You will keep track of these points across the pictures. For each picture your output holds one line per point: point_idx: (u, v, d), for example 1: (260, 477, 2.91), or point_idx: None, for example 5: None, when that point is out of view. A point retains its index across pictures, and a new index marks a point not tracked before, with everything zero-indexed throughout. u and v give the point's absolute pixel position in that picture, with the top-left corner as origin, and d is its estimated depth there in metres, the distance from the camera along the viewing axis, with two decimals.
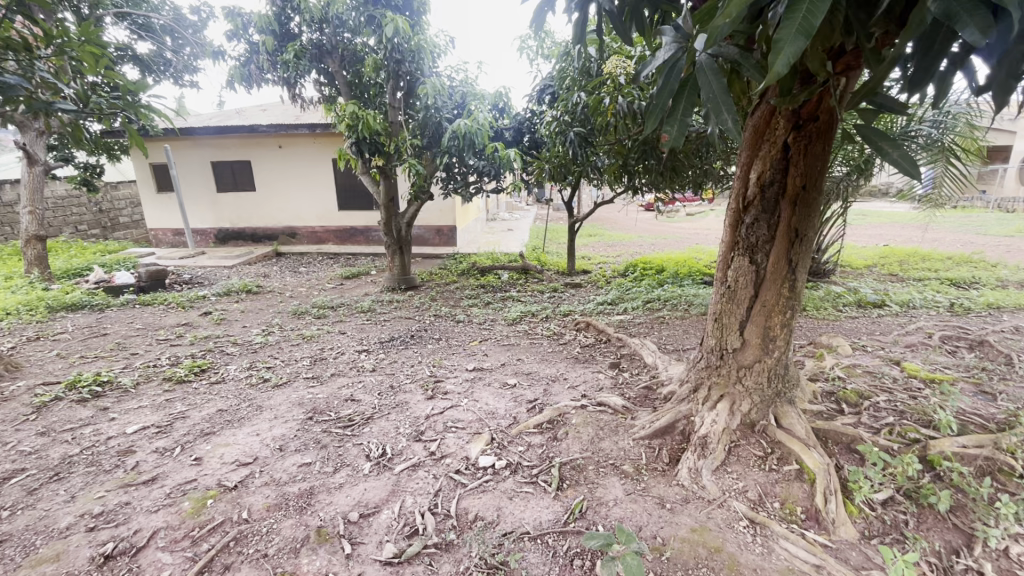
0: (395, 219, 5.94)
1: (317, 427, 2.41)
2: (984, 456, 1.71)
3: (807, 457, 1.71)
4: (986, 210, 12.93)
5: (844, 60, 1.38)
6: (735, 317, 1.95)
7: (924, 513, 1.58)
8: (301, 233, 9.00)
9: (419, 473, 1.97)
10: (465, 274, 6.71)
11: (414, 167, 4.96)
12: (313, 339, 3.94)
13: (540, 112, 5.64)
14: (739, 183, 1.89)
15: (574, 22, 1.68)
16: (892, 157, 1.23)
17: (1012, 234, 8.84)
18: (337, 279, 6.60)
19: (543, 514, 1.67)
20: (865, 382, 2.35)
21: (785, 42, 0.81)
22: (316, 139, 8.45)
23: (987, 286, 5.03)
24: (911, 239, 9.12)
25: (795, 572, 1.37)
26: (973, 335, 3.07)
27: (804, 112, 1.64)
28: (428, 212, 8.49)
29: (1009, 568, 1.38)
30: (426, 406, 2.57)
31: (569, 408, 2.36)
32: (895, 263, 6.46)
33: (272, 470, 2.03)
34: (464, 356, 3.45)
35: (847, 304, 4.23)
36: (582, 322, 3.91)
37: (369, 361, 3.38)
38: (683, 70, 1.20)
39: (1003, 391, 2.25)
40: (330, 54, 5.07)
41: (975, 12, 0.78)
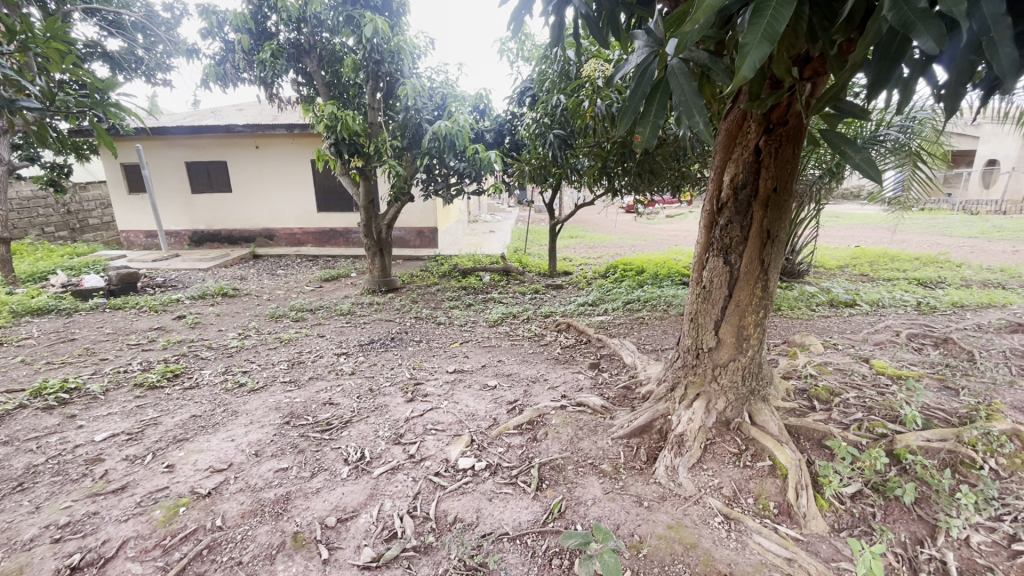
0: (375, 220, 5.88)
1: (295, 431, 2.37)
2: (947, 449, 1.79)
3: (780, 452, 1.75)
4: (950, 211, 13.50)
5: (811, 66, 1.43)
6: (710, 316, 1.99)
7: (890, 506, 1.63)
8: (279, 234, 8.87)
9: (398, 476, 1.96)
10: (447, 276, 6.70)
11: (394, 168, 4.93)
12: (292, 343, 3.88)
13: (520, 114, 5.66)
14: (713, 185, 1.93)
15: (552, 26, 1.70)
16: (856, 161, 1.27)
17: (975, 235, 9.19)
18: (316, 281, 6.52)
19: (522, 515, 1.68)
20: (836, 380, 2.41)
21: (751, 47, 0.83)
22: (294, 140, 8.32)
23: (952, 285, 5.22)
24: (880, 241, 9.41)
25: (768, 565, 1.39)
26: (938, 333, 3.17)
27: (774, 116, 1.68)
28: (409, 213, 8.45)
29: (970, 557, 1.45)
30: (406, 409, 2.55)
31: (549, 408, 2.38)
32: (866, 263, 6.64)
33: (247, 476, 2.00)
34: (445, 357, 3.44)
35: (820, 304, 4.34)
36: (563, 322, 3.95)
37: (348, 364, 3.34)
38: (655, 75, 1.22)
39: (966, 386, 2.35)
40: (308, 54, 5.03)
41: (929, 21, 0.79)
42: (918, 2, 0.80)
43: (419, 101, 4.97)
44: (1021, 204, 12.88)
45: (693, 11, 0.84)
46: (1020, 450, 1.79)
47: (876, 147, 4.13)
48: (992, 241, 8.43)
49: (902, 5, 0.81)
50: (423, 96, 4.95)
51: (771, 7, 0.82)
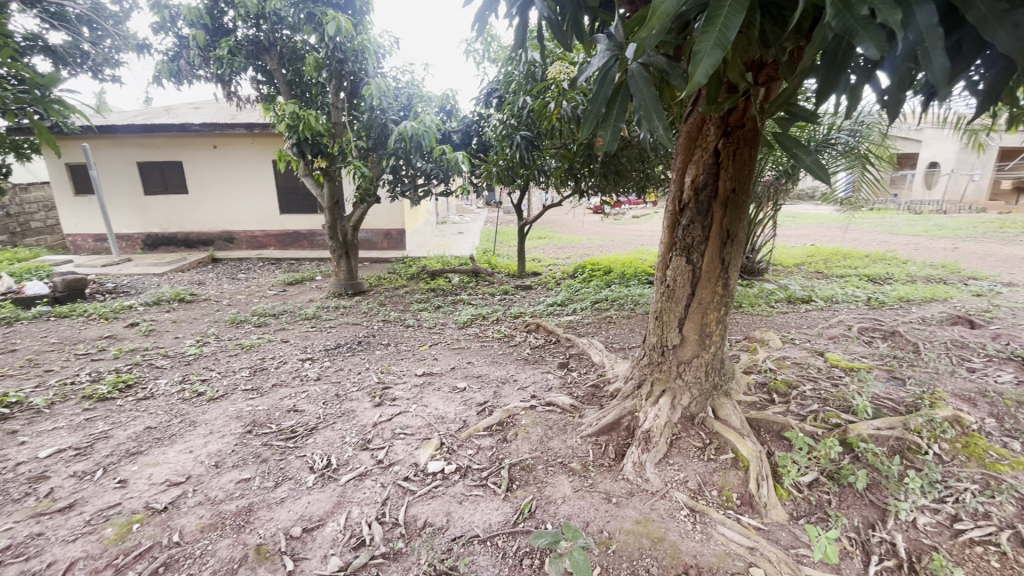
0: (340, 222, 5.77)
1: (257, 440, 2.30)
2: (896, 437, 1.89)
3: (742, 446, 1.81)
4: (897, 211, 14.27)
5: (766, 73, 1.49)
6: (673, 314, 2.03)
7: (845, 492, 1.71)
8: (240, 237, 8.59)
9: (366, 482, 1.92)
10: (415, 277, 6.64)
11: (359, 169, 4.85)
12: (253, 349, 3.76)
13: (487, 115, 5.65)
14: (675, 186, 1.97)
15: (515, 27, 1.70)
16: (806, 162, 1.32)
17: (919, 233, 9.74)
18: (279, 285, 6.34)
19: (493, 516, 1.68)
20: (794, 373, 2.51)
21: (704, 54, 0.85)
22: (254, 140, 8.07)
23: (899, 281, 5.51)
24: (833, 240, 9.84)
25: (731, 556, 1.44)
26: (886, 327, 3.34)
27: (731, 120, 1.74)
28: (376, 215, 8.32)
29: (917, 538, 1.53)
30: (374, 414, 2.50)
31: (518, 409, 2.38)
32: (820, 261, 6.93)
33: (206, 489, 1.92)
34: (413, 361, 3.40)
35: (779, 300, 4.51)
36: (533, 323, 3.98)
37: (314, 370, 3.26)
38: (616, 79, 1.23)
39: (911, 376, 2.49)
40: (268, 51, 4.88)
41: (869, 28, 0.83)
42: (859, 9, 0.83)
43: (384, 101, 4.91)
44: (959, 204, 13.70)
45: (648, 17, 0.85)
46: (960, 436, 1.92)
47: (828, 150, 4.29)
48: (933, 239, 8.96)
49: (844, 13, 0.84)
50: (388, 96, 4.89)
51: (723, 15, 0.84)
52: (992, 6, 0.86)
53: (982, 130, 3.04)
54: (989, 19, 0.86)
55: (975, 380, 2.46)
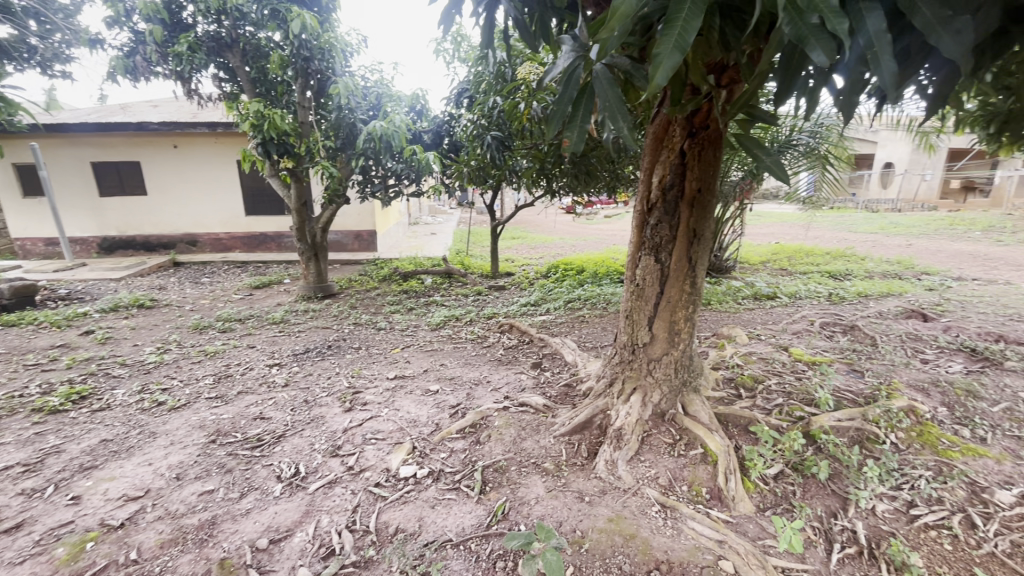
0: (309, 224, 5.64)
1: (222, 450, 2.22)
2: (856, 427, 1.96)
3: (711, 441, 1.84)
4: (856, 209, 14.85)
5: (727, 75, 1.52)
6: (643, 313, 2.06)
7: (808, 483, 1.76)
8: (203, 240, 8.30)
9: (336, 490, 1.88)
10: (387, 280, 6.54)
11: (327, 170, 4.75)
12: (217, 356, 3.63)
13: (458, 115, 5.63)
14: (642, 186, 2.00)
15: (482, 26, 1.68)
16: (766, 163, 1.35)
17: (875, 231, 10.15)
18: (246, 289, 6.16)
19: (466, 519, 1.66)
20: (760, 368, 2.57)
21: (663, 56, 0.86)
22: (218, 139, 7.83)
23: (858, 277, 5.74)
24: (796, 238, 10.17)
25: (701, 549, 1.46)
26: (846, 321, 3.47)
27: (696, 121, 1.77)
28: (346, 217, 8.17)
29: (876, 524, 1.59)
30: (344, 419, 2.45)
31: (491, 411, 2.36)
32: (784, 259, 7.14)
33: (167, 502, 1.84)
34: (385, 364, 3.35)
35: (746, 297, 4.62)
36: (506, 323, 3.97)
37: (281, 376, 3.17)
38: (581, 80, 1.24)
39: (869, 368, 2.59)
40: (230, 48, 4.74)
41: (820, 36, 0.85)
42: (810, 18, 0.84)
43: (353, 100, 4.83)
44: (912, 202, 14.36)
45: (608, 17, 0.86)
46: (914, 425, 2.02)
47: (789, 151, 4.42)
48: (888, 236, 9.36)
49: (797, 21, 0.86)
50: (357, 95, 4.82)
51: (681, 18, 0.85)
52: (935, 12, 0.90)
53: (932, 132, 3.18)
54: (933, 24, 0.89)
55: (928, 371, 2.57)
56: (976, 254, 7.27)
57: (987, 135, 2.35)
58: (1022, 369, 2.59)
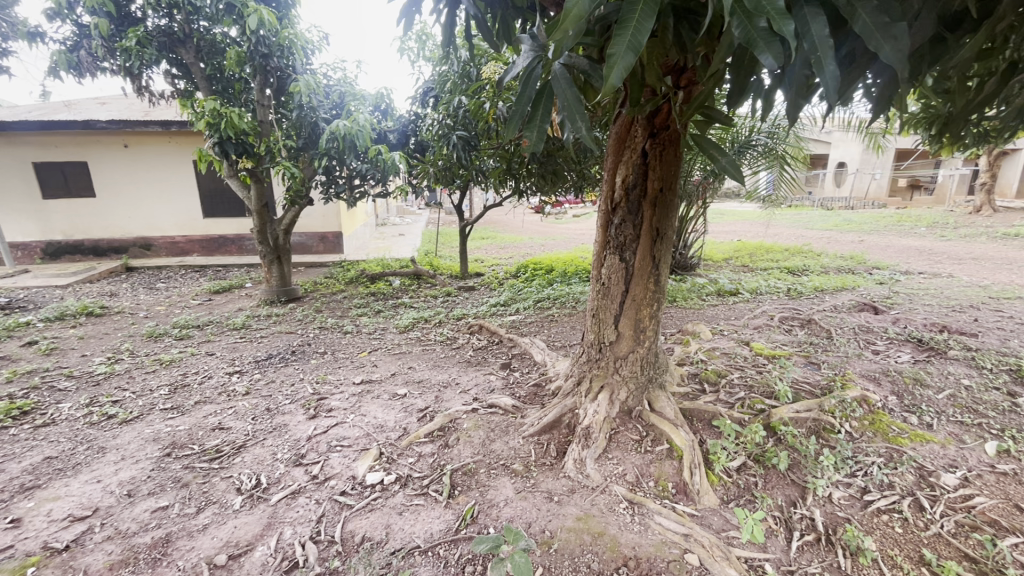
0: (270, 225, 5.46)
1: (178, 464, 2.13)
2: (813, 418, 2.03)
3: (676, 436, 1.87)
4: (812, 207, 15.43)
5: (687, 76, 1.56)
6: (609, 311, 2.08)
7: (769, 474, 1.81)
8: (157, 243, 7.94)
9: (299, 500, 1.82)
10: (354, 282, 6.42)
11: (288, 171, 4.60)
12: (174, 364, 3.48)
13: (424, 114, 5.57)
14: (606, 186, 2.02)
15: (442, 24, 1.66)
16: (722, 163, 1.37)
17: (830, 228, 10.58)
18: (204, 294, 5.92)
19: (434, 525, 1.64)
20: (723, 363, 2.63)
21: (617, 56, 0.86)
22: (172, 139, 7.52)
23: (814, 272, 5.96)
24: (757, 235, 10.50)
25: (667, 544, 1.48)
26: (803, 315, 3.59)
27: (657, 121, 1.80)
28: (310, 218, 7.98)
29: (833, 511, 1.65)
30: (308, 427, 2.38)
31: (460, 413, 2.33)
32: (746, 256, 7.35)
33: (117, 521, 1.75)
34: (351, 368, 3.28)
35: (710, 294, 4.73)
36: (475, 325, 3.94)
37: (242, 384, 3.05)
38: (540, 80, 1.23)
39: (825, 360, 2.69)
40: (183, 43, 4.55)
41: (769, 40, 0.86)
42: (759, 21, 0.86)
43: (315, 99, 4.71)
44: (864, 200, 15.03)
45: (562, 17, 0.86)
46: (867, 413, 2.11)
47: (749, 151, 4.56)
48: (842, 233, 9.78)
49: (746, 23, 0.87)
50: (319, 94, 4.71)
51: (634, 18, 0.86)
52: (875, 18, 0.92)
53: (880, 133, 3.33)
54: (874, 29, 0.91)
55: (879, 361, 2.70)
56: (922, 249, 7.67)
57: (929, 136, 2.48)
58: (963, 357, 2.74)
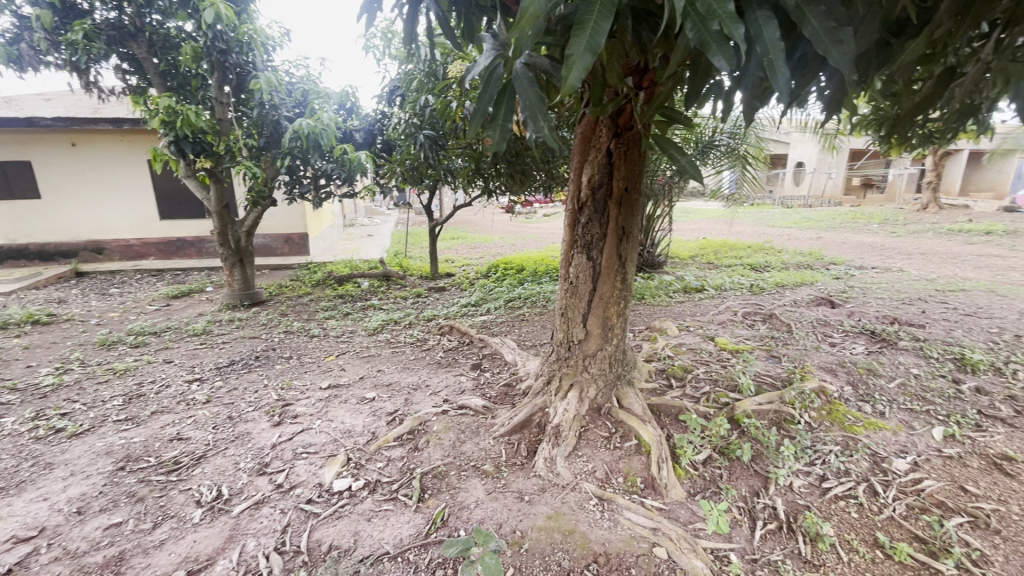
0: (231, 227, 5.28)
1: (132, 478, 2.03)
2: (775, 410, 2.09)
3: (644, 431, 1.90)
4: (773, 205, 15.95)
5: (648, 77, 1.58)
6: (578, 310, 2.09)
7: (734, 465, 1.85)
8: (110, 247, 7.57)
9: (263, 510, 1.77)
10: (321, 284, 6.28)
11: (249, 170, 4.45)
12: (128, 373, 3.32)
13: (390, 113, 5.49)
14: (573, 186, 2.03)
15: (405, 20, 1.63)
16: (681, 163, 1.40)
17: (790, 225, 10.96)
18: (162, 299, 5.68)
19: (404, 530, 1.62)
20: (689, 358, 2.69)
21: (576, 57, 0.86)
22: (123, 137, 7.19)
23: (775, 268, 6.16)
24: (721, 233, 10.77)
25: (636, 538, 1.50)
26: (765, 310, 3.70)
27: (621, 121, 1.82)
28: (273, 219, 7.75)
29: (793, 499, 1.70)
30: (272, 434, 2.31)
31: (430, 416, 2.30)
32: (711, 253, 7.54)
33: (65, 541, 1.66)
34: (318, 373, 3.20)
35: (677, 291, 4.83)
36: (445, 325, 3.90)
37: (202, 392, 2.94)
38: (501, 79, 1.23)
39: (785, 353, 2.78)
40: (134, 37, 4.35)
41: (722, 43, 0.88)
42: (712, 24, 0.87)
43: (276, 97, 4.58)
44: (821, 198, 15.63)
45: (518, 17, 0.85)
46: (825, 404, 2.20)
47: (712, 151, 4.68)
48: (801, 230, 10.15)
49: (699, 25, 0.89)
50: (281, 92, 4.58)
51: (591, 20, 0.86)
52: (823, 23, 0.95)
53: (835, 134, 3.46)
54: (822, 34, 0.94)
55: (836, 354, 2.81)
56: (875, 245, 8.03)
57: (878, 137, 2.59)
58: (912, 347, 2.89)
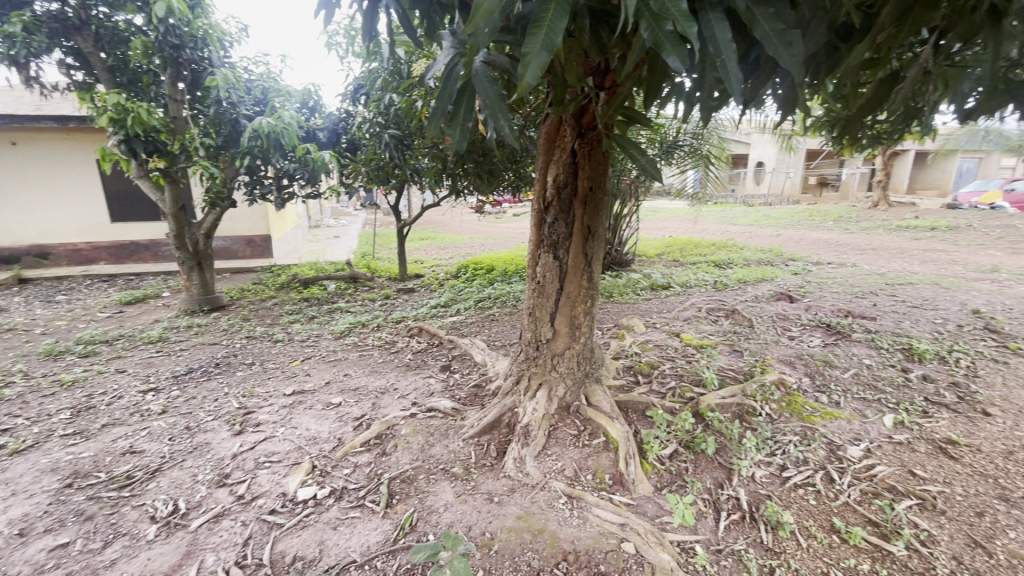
0: (188, 229, 5.07)
1: (80, 495, 1.92)
2: (737, 403, 2.15)
3: (611, 428, 1.92)
4: (735, 203, 16.43)
5: (609, 78, 1.59)
6: (545, 309, 2.10)
7: (699, 459, 1.89)
8: (56, 252, 7.18)
9: (222, 524, 1.70)
10: (286, 287, 6.11)
11: (206, 170, 4.28)
12: (77, 385, 3.14)
13: (355, 112, 5.39)
14: (539, 185, 2.03)
15: (364, 16, 1.59)
16: (640, 163, 1.42)
17: (752, 223, 11.33)
18: (114, 305, 5.42)
19: (371, 537, 1.59)
20: (655, 355, 2.74)
21: (531, 56, 0.86)
22: (68, 136, 6.85)
23: (738, 265, 6.34)
24: (686, 231, 11.03)
25: (605, 535, 1.52)
26: (728, 306, 3.81)
27: (585, 121, 1.84)
28: (234, 221, 7.48)
29: (755, 489, 1.75)
30: (233, 444, 2.23)
31: (398, 419, 2.27)
32: (677, 251, 7.69)
33: (6, 565, 1.56)
34: (283, 379, 3.11)
35: (644, 288, 4.92)
36: (414, 327, 3.86)
37: (158, 403, 2.81)
38: (461, 77, 1.22)
39: (747, 348, 2.86)
40: (79, 31, 4.13)
41: (676, 42, 0.89)
42: (666, 24, 0.88)
43: (234, 94, 4.43)
44: (781, 197, 16.19)
45: (474, 13, 0.85)
46: (784, 395, 2.28)
47: (676, 151, 4.77)
48: (762, 227, 10.48)
49: (654, 24, 0.90)
50: (239, 89, 4.44)
51: (547, 18, 0.86)
52: (772, 26, 0.98)
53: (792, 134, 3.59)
54: (772, 36, 0.97)
55: (794, 347, 2.91)
56: (831, 241, 8.38)
57: (831, 138, 2.69)
58: (864, 338, 3.02)
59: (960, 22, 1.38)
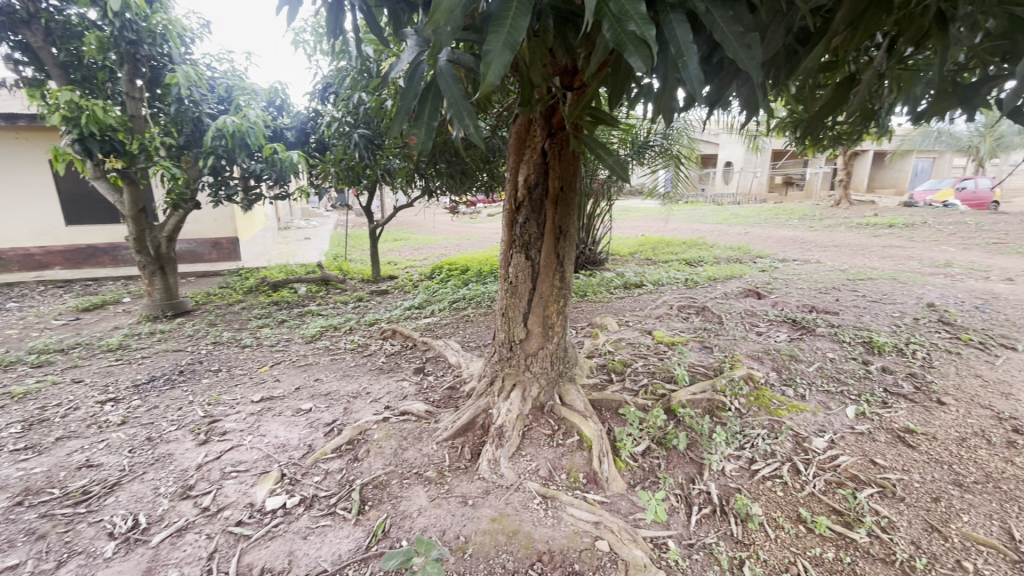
0: (149, 232, 4.88)
1: (31, 513, 1.82)
2: (707, 398, 2.19)
3: (586, 427, 1.92)
4: (705, 202, 16.77)
5: (578, 78, 1.59)
6: (518, 309, 2.09)
7: (671, 455, 1.92)
8: (7, 258, 6.82)
9: (186, 538, 1.64)
10: (254, 291, 5.95)
11: (167, 171, 4.13)
12: (29, 397, 2.98)
13: (324, 111, 5.29)
14: (509, 185, 2.02)
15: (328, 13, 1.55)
16: (608, 163, 1.43)
17: (721, 221, 11.59)
18: (70, 312, 5.17)
19: (342, 545, 1.55)
20: (628, 353, 2.76)
21: (493, 55, 0.85)
22: (17, 136, 6.54)
23: (708, 263, 6.48)
24: (657, 230, 11.22)
25: (579, 534, 1.52)
26: (698, 303, 3.88)
27: (554, 121, 1.84)
28: (198, 223, 7.23)
29: (725, 483, 1.79)
30: (198, 454, 2.15)
31: (370, 424, 2.23)
32: (649, 249, 7.80)
33: None
34: (251, 385, 3.02)
35: (617, 287, 4.97)
36: (387, 329, 3.80)
37: (117, 413, 2.70)
38: (426, 76, 1.21)
39: (717, 344, 2.92)
40: (27, 24, 3.93)
41: (637, 42, 0.89)
42: (628, 24, 0.88)
43: (196, 92, 4.29)
44: (748, 196, 16.62)
45: (433, 13, 0.84)
46: (752, 390, 2.33)
47: (647, 150, 4.84)
48: (731, 226, 10.74)
49: (615, 24, 0.90)
50: (201, 87, 4.30)
51: (509, 17, 0.85)
52: (731, 28, 0.99)
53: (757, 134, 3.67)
54: (731, 37, 0.99)
55: (761, 342, 2.98)
56: (796, 239, 8.64)
57: (793, 138, 2.77)
58: (828, 333, 3.12)
59: (909, 27, 1.42)
